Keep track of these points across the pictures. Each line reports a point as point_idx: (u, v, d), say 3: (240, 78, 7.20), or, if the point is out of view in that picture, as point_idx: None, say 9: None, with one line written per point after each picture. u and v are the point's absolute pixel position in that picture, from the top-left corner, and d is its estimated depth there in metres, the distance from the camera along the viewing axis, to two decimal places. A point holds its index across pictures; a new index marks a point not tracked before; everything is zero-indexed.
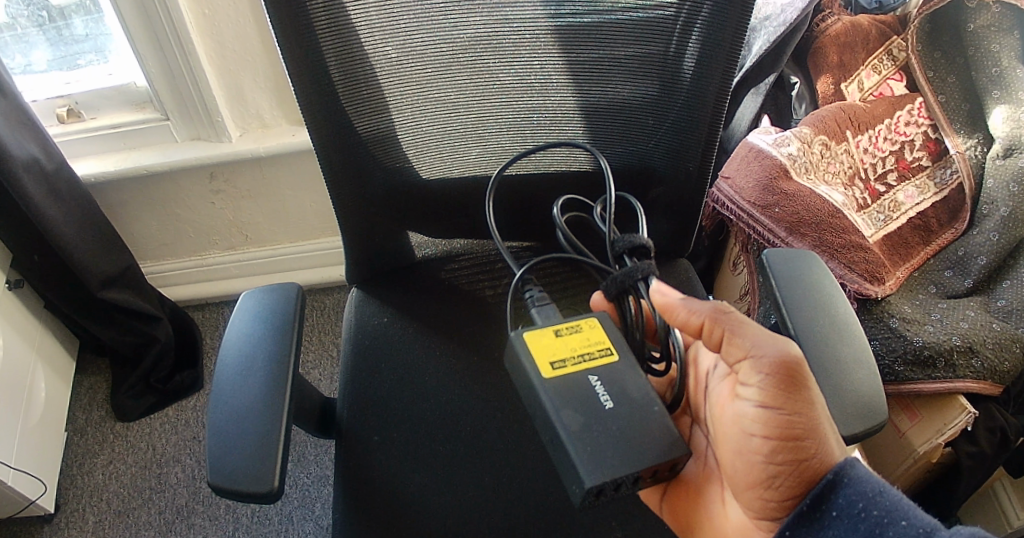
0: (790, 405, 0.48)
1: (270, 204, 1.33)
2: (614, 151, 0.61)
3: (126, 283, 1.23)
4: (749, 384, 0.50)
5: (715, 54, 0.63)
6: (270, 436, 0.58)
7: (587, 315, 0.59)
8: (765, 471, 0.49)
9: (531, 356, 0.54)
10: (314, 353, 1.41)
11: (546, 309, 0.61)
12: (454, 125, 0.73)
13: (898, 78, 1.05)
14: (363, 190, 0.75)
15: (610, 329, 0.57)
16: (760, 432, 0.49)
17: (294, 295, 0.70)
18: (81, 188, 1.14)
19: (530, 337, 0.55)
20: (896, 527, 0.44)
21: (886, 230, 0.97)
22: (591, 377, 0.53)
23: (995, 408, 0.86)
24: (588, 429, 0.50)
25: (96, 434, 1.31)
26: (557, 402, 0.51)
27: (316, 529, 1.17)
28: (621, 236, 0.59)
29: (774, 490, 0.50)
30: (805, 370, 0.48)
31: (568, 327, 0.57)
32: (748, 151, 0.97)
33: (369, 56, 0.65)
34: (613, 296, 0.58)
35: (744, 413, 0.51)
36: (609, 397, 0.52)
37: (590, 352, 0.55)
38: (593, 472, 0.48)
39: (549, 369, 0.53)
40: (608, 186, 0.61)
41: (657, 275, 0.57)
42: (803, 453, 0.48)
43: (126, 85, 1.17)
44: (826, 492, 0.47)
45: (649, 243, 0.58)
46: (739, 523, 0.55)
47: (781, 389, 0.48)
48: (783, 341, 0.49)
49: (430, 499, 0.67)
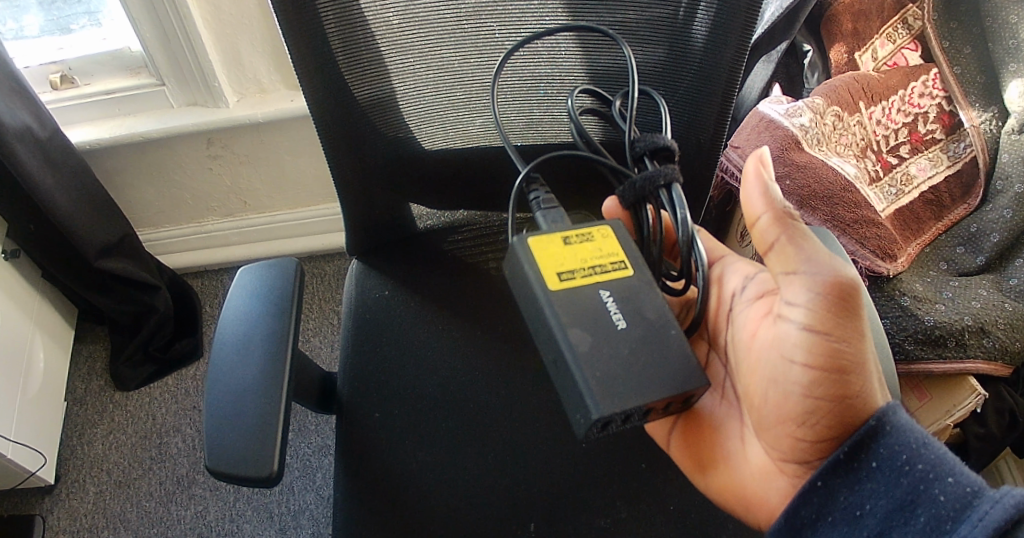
0: (839, 332, 0.46)
1: (269, 171, 1.31)
2: (625, 99, 0.58)
3: (122, 253, 1.21)
4: (796, 304, 0.47)
5: (731, 20, 0.61)
6: (271, 415, 0.57)
7: (600, 224, 0.56)
8: (803, 404, 0.48)
9: (536, 263, 0.52)
10: (314, 321, 1.40)
11: (553, 214, 0.57)
12: (458, 95, 0.70)
13: (912, 47, 1.02)
14: (364, 158, 0.73)
15: (625, 240, 0.55)
16: (802, 361, 0.48)
17: (292, 269, 0.68)
18: (76, 155, 1.12)
19: (536, 243, 0.53)
20: (941, 485, 0.43)
21: (897, 204, 0.95)
22: (602, 292, 0.52)
23: (1004, 387, 0.85)
24: (597, 352, 0.49)
25: (95, 403, 1.31)
26: (564, 320, 0.50)
27: (317, 500, 1.18)
28: (643, 136, 0.55)
29: (808, 428, 0.49)
30: (858, 296, 0.46)
31: (578, 236, 0.54)
32: (759, 121, 0.95)
33: (369, 23, 0.63)
34: (630, 203, 0.55)
35: (787, 338, 0.48)
36: (622, 316, 0.51)
37: (603, 265, 0.53)
38: (602, 401, 0.47)
39: (556, 280, 0.51)
40: (630, 82, 0.57)
41: (680, 184, 0.52)
42: (846, 386, 0.47)
43: (120, 50, 1.14)
44: (867, 438, 0.46)
45: (672, 146, 0.54)
46: (758, 465, 0.55)
47: (831, 314, 0.46)
48: (837, 262, 0.46)
49: (432, 474, 0.67)
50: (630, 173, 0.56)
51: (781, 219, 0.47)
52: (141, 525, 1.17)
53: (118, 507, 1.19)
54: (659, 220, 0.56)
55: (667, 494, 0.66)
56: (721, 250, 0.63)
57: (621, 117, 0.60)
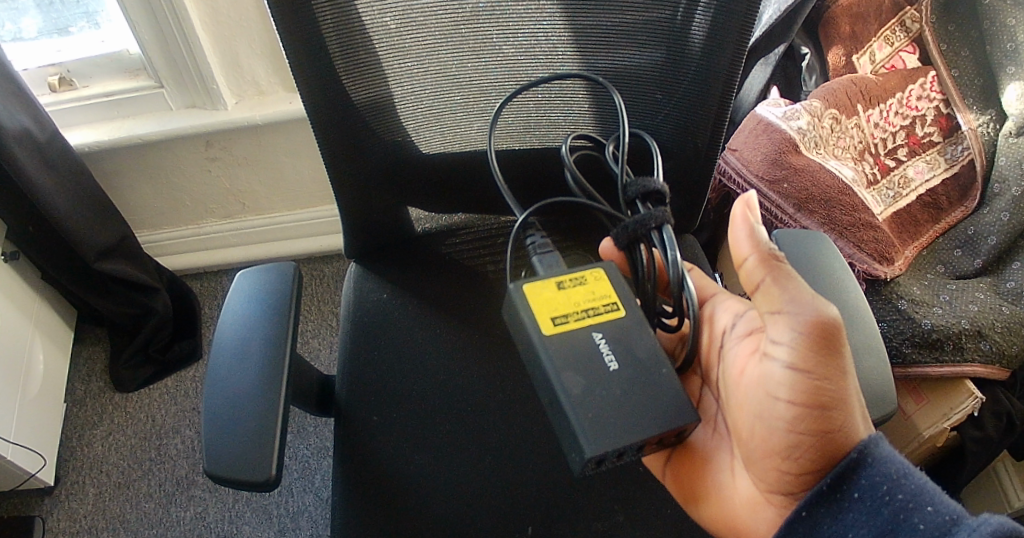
0: (821, 371, 0.46)
1: (269, 173, 1.32)
2: (621, 107, 0.59)
3: (122, 254, 1.22)
4: (780, 342, 0.47)
5: (727, 25, 0.61)
6: (268, 419, 0.57)
7: (594, 265, 0.57)
8: (786, 439, 0.48)
9: (531, 309, 0.53)
10: (313, 323, 1.40)
11: (548, 257, 0.58)
12: (456, 99, 0.71)
13: (910, 50, 1.02)
14: (362, 164, 0.73)
15: (618, 280, 0.55)
16: (787, 398, 0.48)
17: (290, 273, 0.68)
18: (75, 158, 1.12)
19: (530, 290, 0.54)
20: (921, 513, 0.43)
21: (895, 207, 0.95)
22: (595, 335, 0.52)
23: (1001, 391, 0.85)
24: (590, 394, 0.49)
25: (95, 404, 1.31)
26: (558, 364, 0.50)
27: (316, 501, 1.18)
28: (634, 179, 0.56)
29: (793, 462, 0.49)
30: (841, 335, 0.45)
31: (571, 280, 0.55)
32: (756, 124, 0.95)
33: (368, 28, 0.63)
34: (623, 245, 0.56)
35: (772, 375, 0.48)
36: (614, 357, 0.51)
37: (595, 307, 0.53)
38: (594, 441, 0.47)
39: (549, 326, 0.52)
40: (621, 128, 0.59)
41: (672, 225, 0.53)
42: (830, 424, 0.47)
43: (119, 53, 1.14)
44: (848, 472, 0.46)
45: (664, 189, 0.55)
46: (747, 497, 0.54)
47: (814, 353, 0.45)
48: (821, 303, 0.45)
49: (431, 477, 0.67)
50: (623, 216, 0.57)
51: (767, 261, 0.47)
52: (140, 526, 1.17)
53: (117, 508, 1.19)
54: (653, 259, 0.55)
55: (664, 501, 0.66)
56: (713, 288, 0.64)
57: (615, 160, 0.61)
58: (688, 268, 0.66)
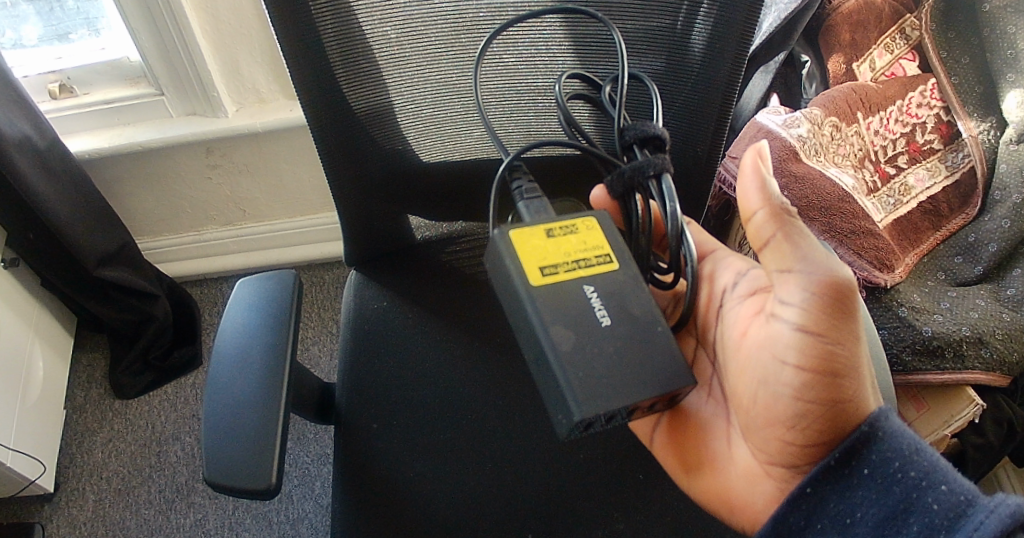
0: (833, 335, 0.46)
1: (269, 181, 1.32)
2: (620, 41, 0.55)
3: (122, 262, 1.22)
4: (788, 304, 0.47)
5: (728, 32, 0.61)
6: (267, 428, 0.57)
7: (585, 214, 0.55)
8: (793, 406, 0.49)
9: (519, 258, 0.51)
10: (314, 330, 1.40)
11: (536, 203, 0.56)
12: (457, 108, 0.71)
13: (910, 57, 1.02)
14: (362, 171, 0.73)
15: (609, 230, 0.55)
16: (794, 363, 0.48)
17: (290, 281, 0.68)
18: (75, 164, 1.12)
19: (518, 235, 0.52)
20: (935, 493, 0.44)
21: (896, 214, 0.95)
22: (585, 287, 0.51)
23: (1003, 398, 0.85)
24: (580, 353, 0.49)
25: (95, 411, 1.31)
26: (546, 319, 0.49)
27: (316, 509, 1.17)
28: (633, 125, 0.54)
29: (797, 429, 0.49)
30: (854, 297, 0.46)
31: (561, 228, 0.53)
32: (757, 132, 0.95)
33: (368, 37, 0.63)
34: (619, 193, 0.54)
35: (780, 339, 0.48)
36: (605, 312, 0.51)
37: (587, 259, 0.53)
38: (585, 404, 0.47)
39: (537, 276, 0.51)
40: (620, 67, 0.55)
41: (671, 175, 0.52)
42: (837, 391, 0.47)
43: (119, 60, 1.14)
44: (858, 445, 0.46)
45: (663, 135, 0.54)
46: (744, 465, 0.55)
47: (826, 316, 0.46)
48: (834, 262, 0.46)
49: (431, 485, 0.67)
50: (619, 162, 0.55)
51: (777, 215, 0.46)
52: (141, 533, 1.17)
53: (117, 515, 1.19)
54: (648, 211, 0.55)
55: (664, 506, 0.65)
56: (711, 243, 0.63)
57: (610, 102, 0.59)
58: (687, 223, 0.64)
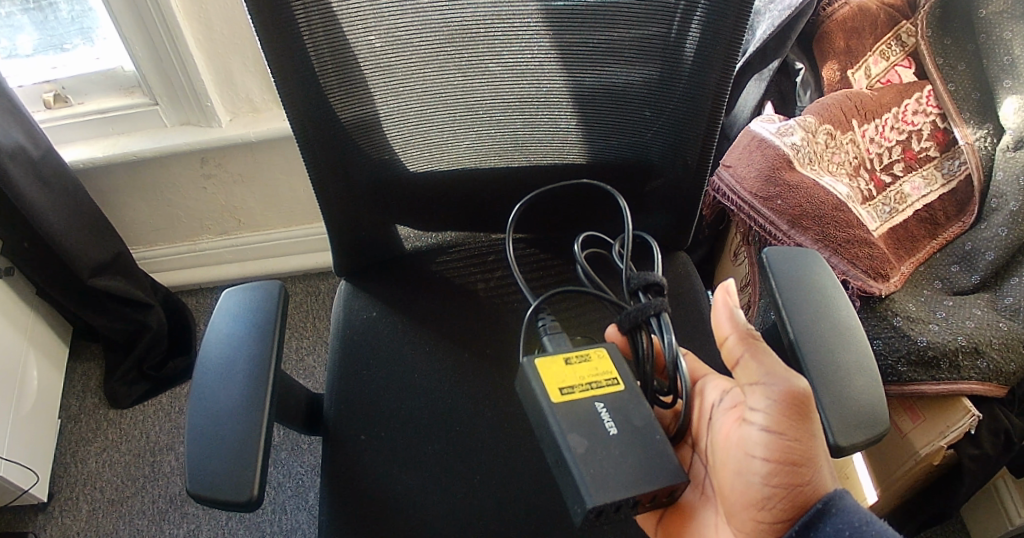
0: (793, 432, 0.46)
1: (263, 190, 1.31)
2: (627, 210, 0.62)
3: (116, 271, 1.21)
4: (756, 409, 0.48)
5: (717, 39, 0.60)
6: (248, 442, 0.56)
7: (597, 344, 0.57)
8: (760, 492, 0.47)
9: (540, 379, 0.53)
10: (308, 339, 1.39)
11: (558, 337, 0.59)
12: (443, 117, 0.70)
13: (906, 64, 1.02)
14: (350, 181, 0.73)
15: (619, 360, 0.56)
16: (761, 455, 0.47)
17: (276, 292, 0.68)
18: (70, 174, 1.12)
19: (541, 363, 0.54)
20: None
21: (891, 223, 0.94)
22: (597, 404, 0.52)
23: (999, 409, 0.84)
24: (594, 453, 0.49)
25: (89, 421, 1.30)
26: (564, 425, 0.50)
27: (310, 519, 1.16)
28: (637, 273, 0.57)
29: (767, 512, 0.47)
30: (812, 403, 0.46)
31: (577, 356, 0.55)
32: (750, 141, 0.95)
33: (352, 46, 0.62)
34: (626, 329, 0.56)
35: (748, 436, 0.48)
36: (614, 423, 0.51)
37: (598, 381, 0.54)
38: (596, 492, 0.47)
39: (557, 393, 0.52)
40: (625, 224, 0.60)
41: (669, 313, 0.54)
42: (799, 478, 0.46)
43: (113, 70, 1.14)
44: (814, 521, 0.45)
45: (663, 281, 0.56)
46: None
47: (786, 416, 0.46)
48: (793, 374, 0.47)
49: (419, 498, 0.66)
50: (627, 305, 0.58)
51: (746, 339, 0.50)
52: None
53: (110, 526, 1.18)
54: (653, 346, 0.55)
55: None
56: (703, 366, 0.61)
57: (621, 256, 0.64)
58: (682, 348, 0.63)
